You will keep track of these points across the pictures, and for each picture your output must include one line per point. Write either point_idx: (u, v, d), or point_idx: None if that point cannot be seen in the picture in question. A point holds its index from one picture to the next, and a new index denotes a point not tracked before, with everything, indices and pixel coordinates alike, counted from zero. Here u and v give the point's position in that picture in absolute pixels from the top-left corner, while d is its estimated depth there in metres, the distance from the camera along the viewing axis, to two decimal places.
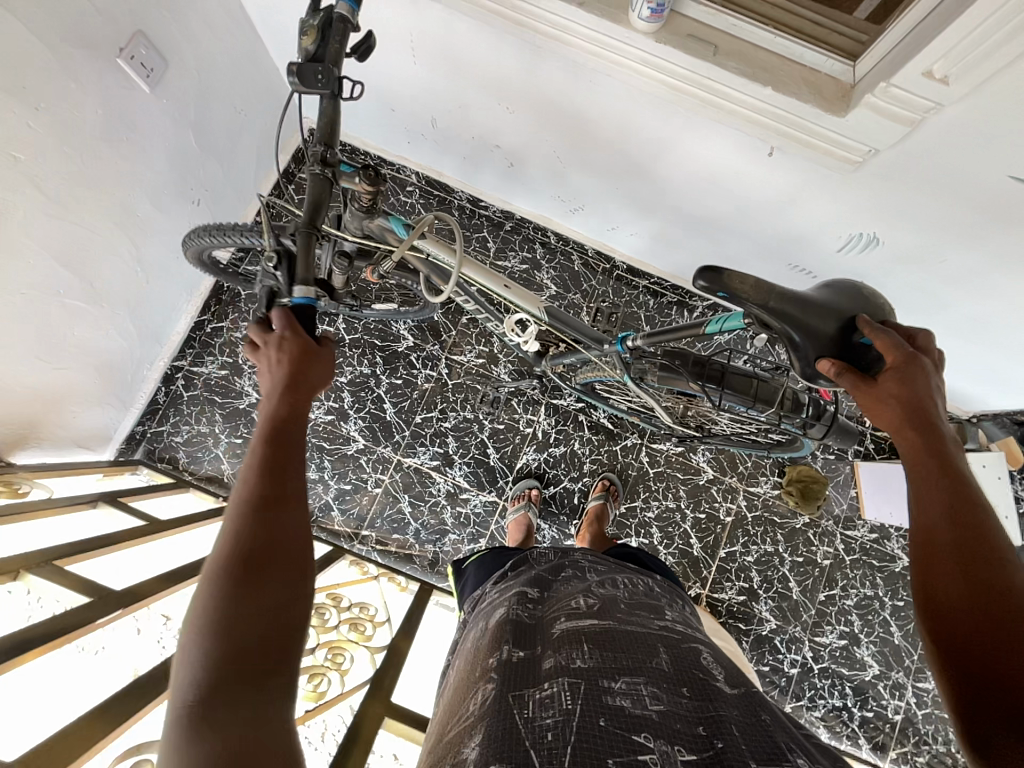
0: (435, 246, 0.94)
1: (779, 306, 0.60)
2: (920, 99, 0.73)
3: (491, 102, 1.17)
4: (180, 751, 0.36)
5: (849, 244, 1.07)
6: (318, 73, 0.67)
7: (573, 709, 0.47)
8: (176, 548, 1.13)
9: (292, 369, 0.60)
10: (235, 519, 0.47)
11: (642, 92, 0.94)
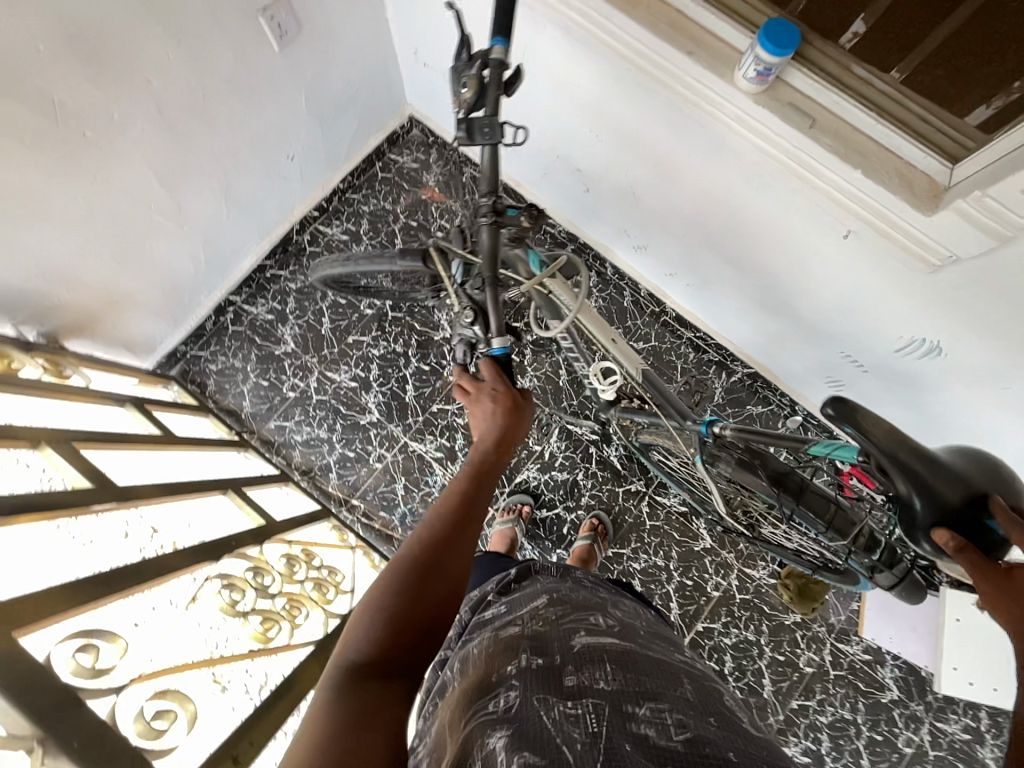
0: (559, 290, 0.88)
1: (909, 461, 0.53)
2: (1014, 217, 0.71)
3: (583, 127, 1.20)
4: (337, 691, 0.47)
5: (909, 347, 1.03)
6: (485, 126, 0.69)
7: (599, 732, 0.48)
8: (180, 464, 1.19)
9: (501, 418, 0.74)
10: (432, 527, 0.59)
11: (729, 149, 0.95)
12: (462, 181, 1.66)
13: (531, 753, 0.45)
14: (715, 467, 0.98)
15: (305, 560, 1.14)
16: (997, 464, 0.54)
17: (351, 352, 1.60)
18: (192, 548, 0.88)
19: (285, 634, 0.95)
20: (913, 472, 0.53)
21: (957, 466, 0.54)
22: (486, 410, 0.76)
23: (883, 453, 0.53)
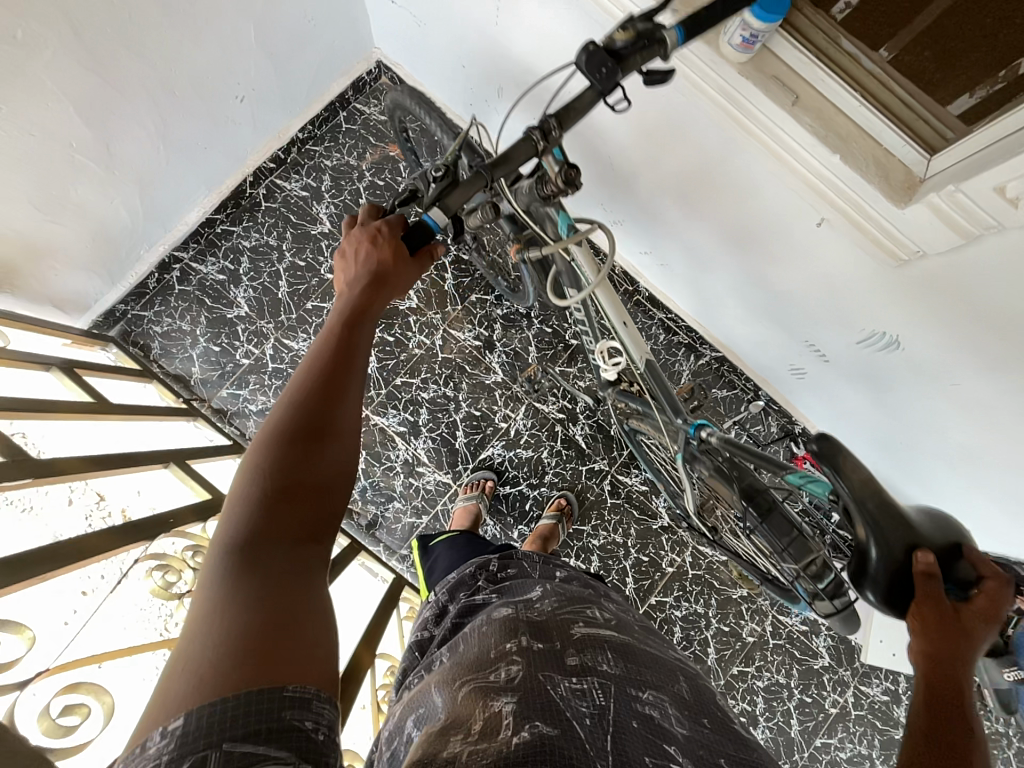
0: (584, 258, 0.97)
1: (878, 515, 0.51)
2: (983, 214, 0.69)
3: (563, 89, 1.12)
4: (219, 591, 0.40)
5: (869, 340, 1.05)
6: (603, 69, 0.64)
7: (606, 706, 0.53)
8: (117, 434, 1.11)
9: (379, 274, 0.64)
10: (297, 402, 0.51)
11: (709, 124, 0.91)
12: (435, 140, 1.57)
13: (544, 722, 0.49)
14: (692, 466, 1.03)
15: None
16: (963, 531, 0.53)
17: (310, 319, 1.52)
18: (122, 528, 0.83)
19: None
20: (871, 520, 0.51)
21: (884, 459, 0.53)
22: (363, 267, 0.65)
23: (850, 498, 0.52)
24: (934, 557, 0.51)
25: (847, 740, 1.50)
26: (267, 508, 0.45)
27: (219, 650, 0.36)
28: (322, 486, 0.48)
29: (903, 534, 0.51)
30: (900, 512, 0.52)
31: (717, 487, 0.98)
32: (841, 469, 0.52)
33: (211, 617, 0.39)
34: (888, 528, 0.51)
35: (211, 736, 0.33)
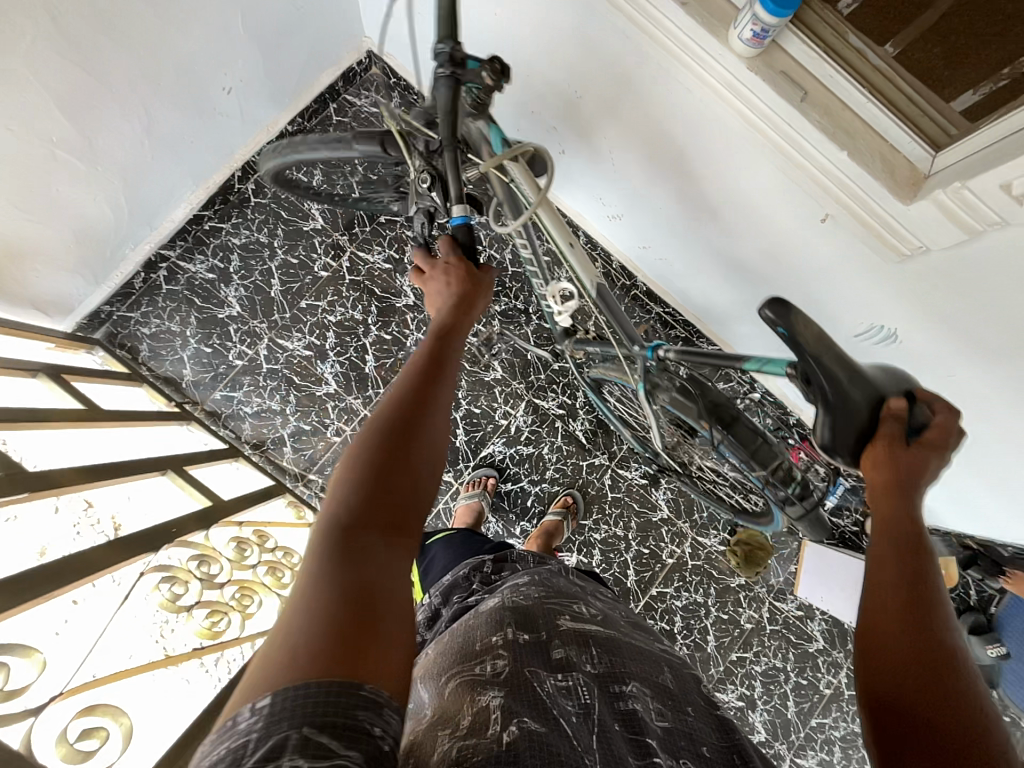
0: (522, 177, 0.82)
1: (830, 364, 0.54)
2: (987, 211, 0.71)
3: (563, 82, 1.10)
4: (318, 565, 0.38)
5: (867, 333, 1.06)
6: None
7: (591, 705, 0.49)
8: (110, 442, 1.08)
9: (459, 293, 0.68)
10: (401, 394, 0.51)
11: (713, 119, 0.90)
12: None
13: (531, 719, 0.45)
14: (655, 396, 1.04)
15: (258, 543, 1.10)
16: (911, 378, 0.57)
17: (305, 318, 1.49)
18: (124, 541, 0.82)
19: (235, 628, 0.93)
20: (831, 375, 0.54)
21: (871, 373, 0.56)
22: (440, 287, 0.70)
23: (809, 356, 0.54)
24: (904, 404, 0.54)
25: (841, 719, 1.55)
26: (365, 492, 0.43)
27: (316, 626, 0.34)
28: (419, 481, 0.46)
29: (867, 391, 0.54)
30: (859, 368, 0.55)
31: (681, 414, 1.02)
32: (794, 329, 0.53)
33: (310, 590, 0.37)
34: (853, 382, 0.54)
35: (293, 716, 0.31)
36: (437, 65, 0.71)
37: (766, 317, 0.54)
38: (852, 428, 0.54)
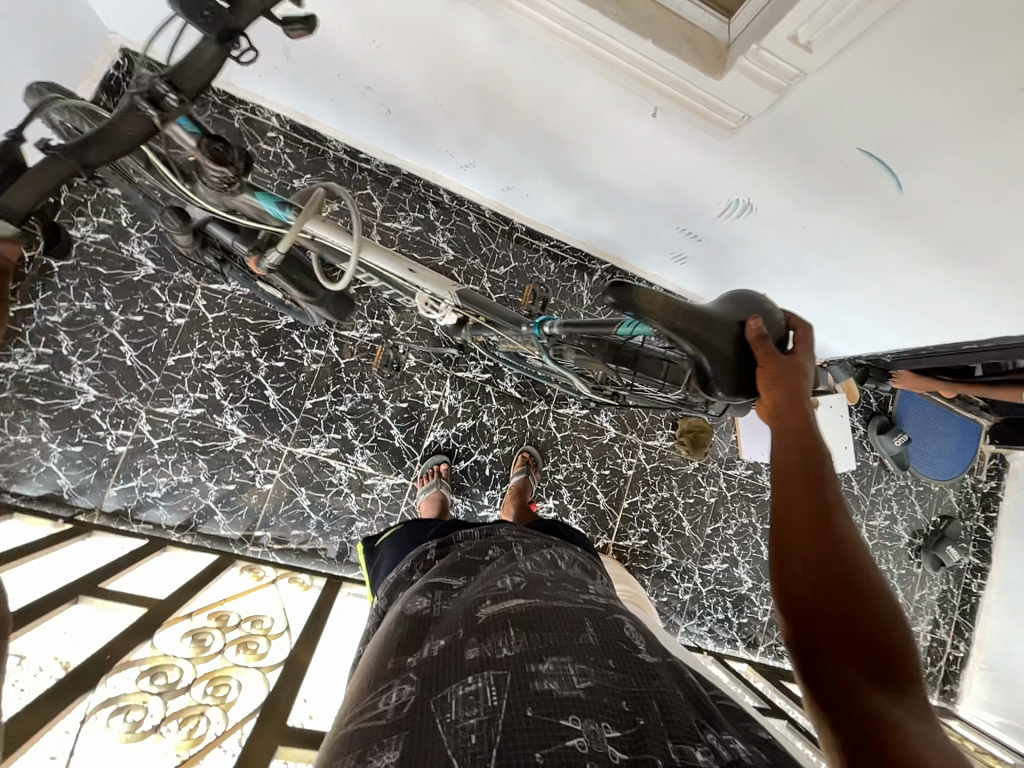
0: (326, 229, 0.88)
1: (686, 324, 0.60)
2: (787, 65, 0.75)
3: (354, 35, 0.99)
4: None
5: (728, 209, 1.13)
6: (204, 8, 0.53)
7: (498, 706, 0.49)
8: (19, 584, 0.94)
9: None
10: None
11: (520, 39, 0.86)
12: (236, 128, 1.38)
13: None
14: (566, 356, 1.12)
15: (219, 625, 1.03)
16: (751, 298, 0.67)
17: (179, 375, 1.34)
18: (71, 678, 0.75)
19: (218, 722, 0.87)
20: (690, 333, 0.61)
21: (726, 316, 0.64)
22: None
23: (665, 323, 0.60)
24: (762, 328, 0.64)
25: None
26: None
27: None
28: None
29: (723, 332, 0.62)
30: (710, 314, 0.63)
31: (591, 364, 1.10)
32: (641, 307, 0.59)
33: None
34: (711, 331, 0.62)
35: None
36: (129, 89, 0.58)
37: (615, 304, 0.59)
38: (731, 368, 0.62)
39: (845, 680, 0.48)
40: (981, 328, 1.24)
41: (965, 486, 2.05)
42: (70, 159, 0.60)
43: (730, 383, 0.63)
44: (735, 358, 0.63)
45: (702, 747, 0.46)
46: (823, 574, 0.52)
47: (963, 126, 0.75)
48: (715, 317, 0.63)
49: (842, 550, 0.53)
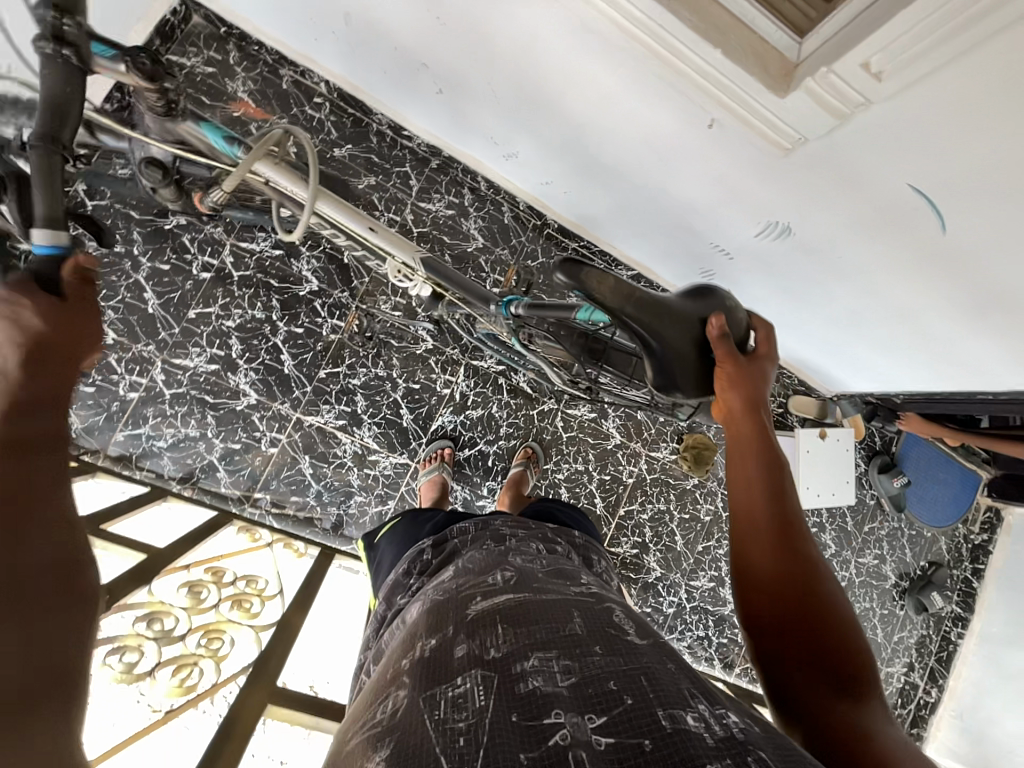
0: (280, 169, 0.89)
1: (636, 310, 0.61)
2: (853, 93, 0.75)
3: (418, 8, 0.98)
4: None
5: (766, 230, 1.13)
6: None
7: (485, 707, 0.47)
8: None
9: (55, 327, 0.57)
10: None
11: (587, 31, 0.85)
12: (283, 89, 1.37)
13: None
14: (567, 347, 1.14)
15: (214, 581, 1.04)
16: (714, 289, 0.67)
17: (198, 329, 1.34)
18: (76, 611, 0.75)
19: (210, 674, 0.88)
20: (642, 320, 0.61)
21: (683, 305, 0.64)
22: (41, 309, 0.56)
23: (616, 307, 0.61)
24: (722, 324, 0.64)
25: None
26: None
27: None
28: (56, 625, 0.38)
29: (676, 321, 0.63)
30: (666, 303, 0.63)
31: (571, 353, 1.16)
32: (590, 287, 0.60)
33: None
34: (665, 320, 0.62)
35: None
36: (36, 37, 0.65)
37: (566, 281, 0.60)
38: (682, 359, 0.64)
39: (803, 687, 0.51)
40: (1000, 379, 1.24)
41: (957, 535, 2.06)
42: (49, 148, 0.64)
43: (687, 383, 0.65)
44: (693, 356, 0.64)
45: (693, 712, 0.44)
46: (783, 591, 0.55)
47: (1022, 172, 0.75)
48: (675, 310, 0.63)
49: (798, 562, 0.56)
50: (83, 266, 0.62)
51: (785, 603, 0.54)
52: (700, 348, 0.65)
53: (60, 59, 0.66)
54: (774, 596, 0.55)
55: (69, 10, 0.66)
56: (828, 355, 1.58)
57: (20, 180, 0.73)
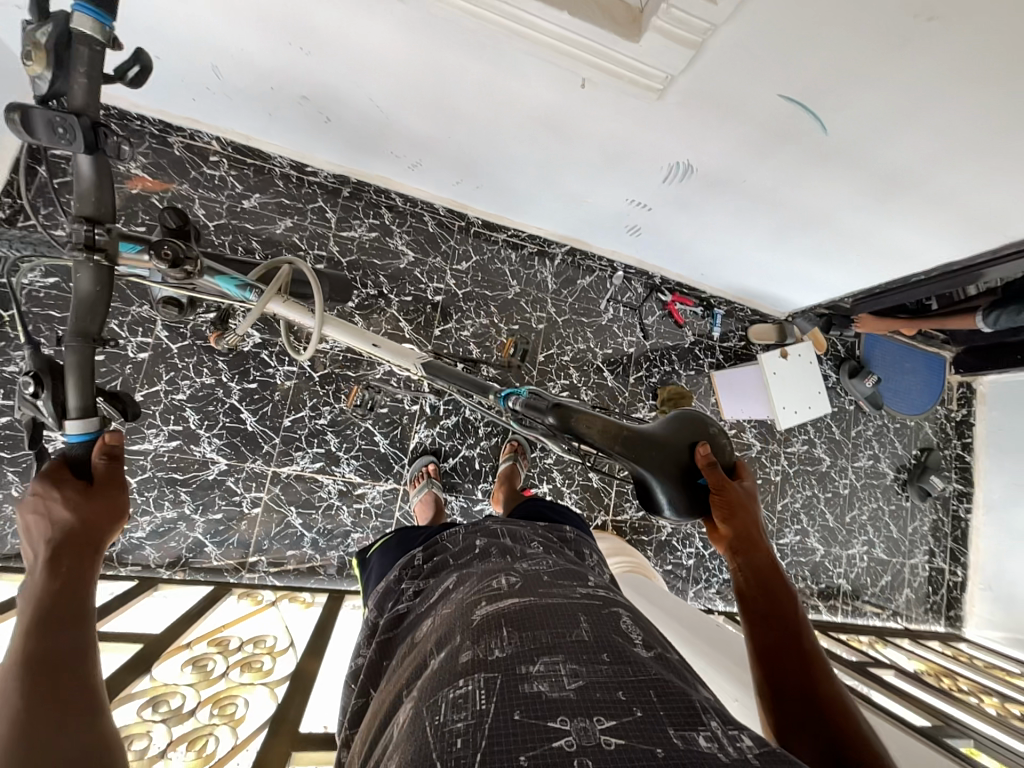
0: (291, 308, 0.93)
1: (620, 446, 0.67)
2: (697, 21, 0.79)
3: (284, 44, 0.99)
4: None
5: (671, 174, 1.17)
6: (57, 126, 0.56)
7: (486, 709, 0.46)
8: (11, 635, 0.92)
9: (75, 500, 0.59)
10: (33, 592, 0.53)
11: (440, 23, 0.86)
12: (177, 156, 1.37)
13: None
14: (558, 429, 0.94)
15: (220, 651, 1.03)
16: (692, 415, 0.70)
17: (149, 411, 1.32)
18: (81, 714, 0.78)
19: (227, 738, 0.88)
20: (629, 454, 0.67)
21: (667, 431, 0.69)
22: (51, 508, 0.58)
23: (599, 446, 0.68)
24: (708, 450, 0.68)
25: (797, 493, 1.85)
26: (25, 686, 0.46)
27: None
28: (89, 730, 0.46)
29: (658, 450, 0.67)
30: (651, 434, 0.68)
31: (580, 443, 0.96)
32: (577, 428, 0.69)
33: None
34: (652, 451, 0.67)
35: None
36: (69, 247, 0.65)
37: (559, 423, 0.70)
38: (675, 486, 0.66)
39: None
40: (926, 257, 1.29)
41: (938, 417, 2.12)
42: (84, 341, 0.67)
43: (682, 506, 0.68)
44: (685, 481, 0.66)
45: (704, 732, 0.43)
46: (798, 689, 0.57)
47: (869, 58, 0.79)
48: (658, 441, 0.68)
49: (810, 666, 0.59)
50: (111, 445, 0.64)
51: (795, 681, 0.58)
52: (692, 473, 0.68)
53: (93, 263, 0.68)
54: (783, 667, 0.59)
55: (98, 219, 0.66)
56: (768, 278, 1.63)
57: (55, 373, 0.66)
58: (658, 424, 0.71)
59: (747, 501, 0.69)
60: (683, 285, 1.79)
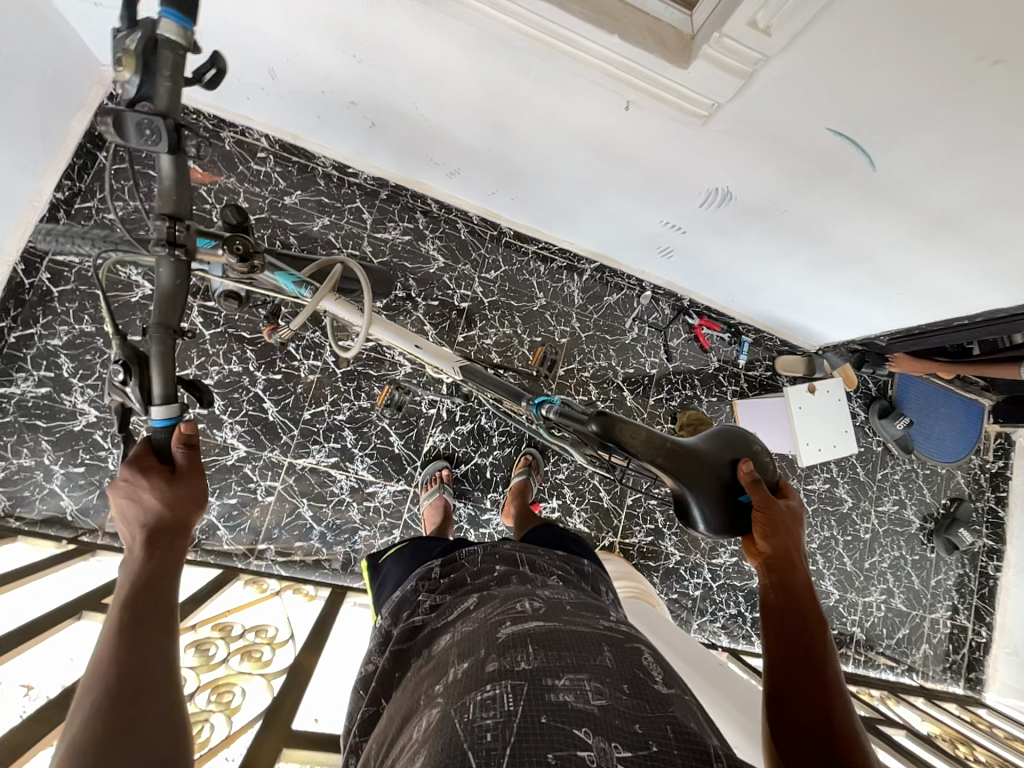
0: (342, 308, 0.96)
1: (665, 457, 0.67)
2: (748, 51, 0.78)
3: (339, 53, 1.02)
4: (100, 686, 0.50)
5: (709, 199, 1.16)
6: (144, 129, 0.59)
7: (513, 710, 0.47)
8: (29, 600, 0.96)
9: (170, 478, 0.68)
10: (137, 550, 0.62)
11: (490, 39, 0.88)
12: (227, 150, 1.42)
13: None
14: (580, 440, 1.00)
15: (223, 635, 1.05)
16: (739, 435, 0.72)
17: None
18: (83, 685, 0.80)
19: (222, 727, 0.89)
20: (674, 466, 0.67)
21: (712, 447, 0.70)
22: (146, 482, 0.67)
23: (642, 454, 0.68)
24: (752, 467, 0.70)
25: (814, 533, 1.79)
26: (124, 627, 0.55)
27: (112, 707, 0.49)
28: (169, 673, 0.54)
29: (700, 464, 0.68)
30: (697, 448, 0.69)
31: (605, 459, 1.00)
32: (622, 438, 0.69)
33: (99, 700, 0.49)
34: (696, 464, 0.68)
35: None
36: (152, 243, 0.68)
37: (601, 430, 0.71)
38: (713, 502, 0.68)
39: None
40: (971, 301, 1.24)
41: (973, 467, 2.02)
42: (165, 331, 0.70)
43: (722, 519, 0.69)
44: (723, 498, 0.68)
45: None
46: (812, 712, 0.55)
47: (926, 98, 0.77)
48: (701, 457, 0.69)
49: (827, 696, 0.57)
50: (187, 436, 0.71)
51: (807, 703, 0.56)
52: (734, 489, 0.70)
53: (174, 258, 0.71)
54: (796, 689, 0.57)
55: (178, 216, 0.68)
56: (800, 310, 1.59)
57: (141, 362, 0.70)
58: (702, 439, 0.72)
59: (790, 522, 0.71)
60: (711, 310, 1.76)
